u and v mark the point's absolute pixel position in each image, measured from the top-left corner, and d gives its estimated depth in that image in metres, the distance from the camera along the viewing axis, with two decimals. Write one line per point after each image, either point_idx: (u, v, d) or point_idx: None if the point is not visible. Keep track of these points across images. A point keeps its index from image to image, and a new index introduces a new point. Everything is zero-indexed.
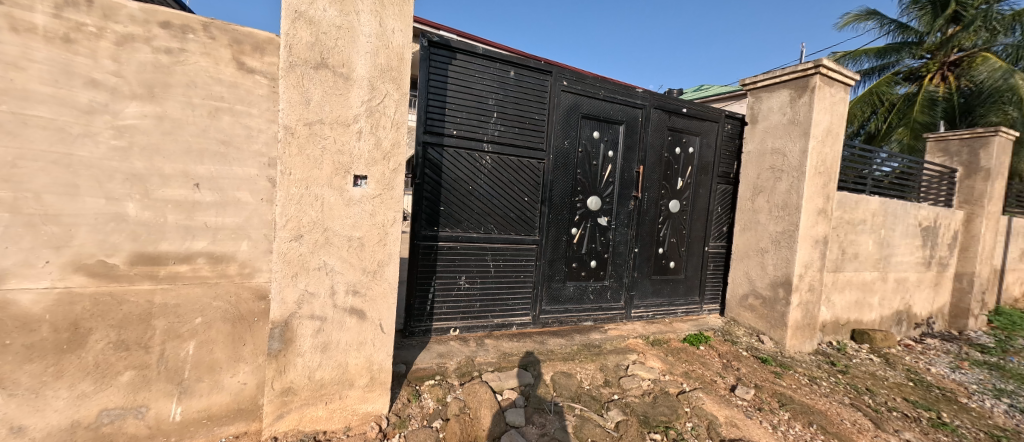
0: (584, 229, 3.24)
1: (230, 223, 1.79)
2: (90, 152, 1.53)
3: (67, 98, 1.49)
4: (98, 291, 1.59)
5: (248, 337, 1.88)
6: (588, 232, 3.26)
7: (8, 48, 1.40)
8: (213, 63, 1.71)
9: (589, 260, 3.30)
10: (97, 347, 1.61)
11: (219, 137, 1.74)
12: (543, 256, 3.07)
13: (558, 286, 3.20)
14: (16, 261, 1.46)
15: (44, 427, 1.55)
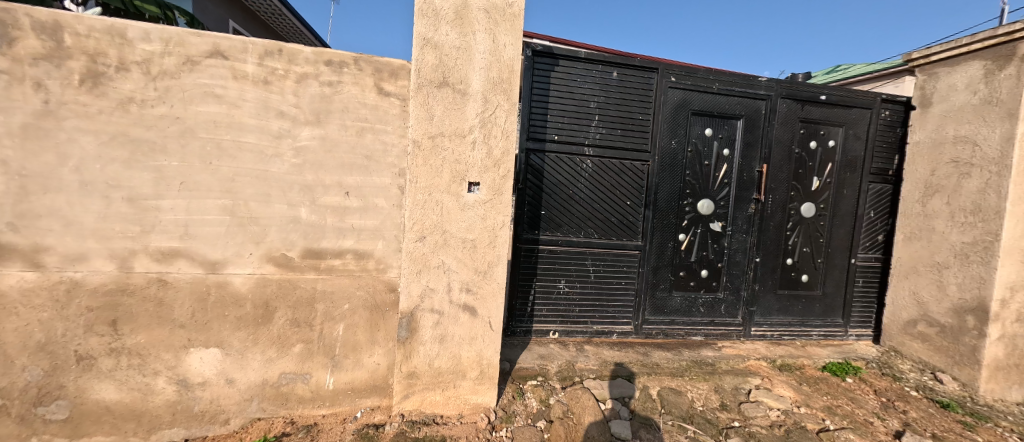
0: (693, 235, 2.99)
1: (371, 225, 2.10)
2: (277, 168, 1.96)
3: (265, 127, 1.93)
4: (280, 278, 2.01)
5: (383, 324, 2.16)
6: (698, 238, 3.00)
7: (231, 92, 1.88)
8: (361, 90, 2.04)
9: (700, 269, 3.03)
10: (279, 322, 2.03)
11: (364, 152, 2.06)
12: (646, 262, 2.92)
13: (663, 296, 3.00)
14: (232, 252, 1.94)
15: (247, 380, 2.02)
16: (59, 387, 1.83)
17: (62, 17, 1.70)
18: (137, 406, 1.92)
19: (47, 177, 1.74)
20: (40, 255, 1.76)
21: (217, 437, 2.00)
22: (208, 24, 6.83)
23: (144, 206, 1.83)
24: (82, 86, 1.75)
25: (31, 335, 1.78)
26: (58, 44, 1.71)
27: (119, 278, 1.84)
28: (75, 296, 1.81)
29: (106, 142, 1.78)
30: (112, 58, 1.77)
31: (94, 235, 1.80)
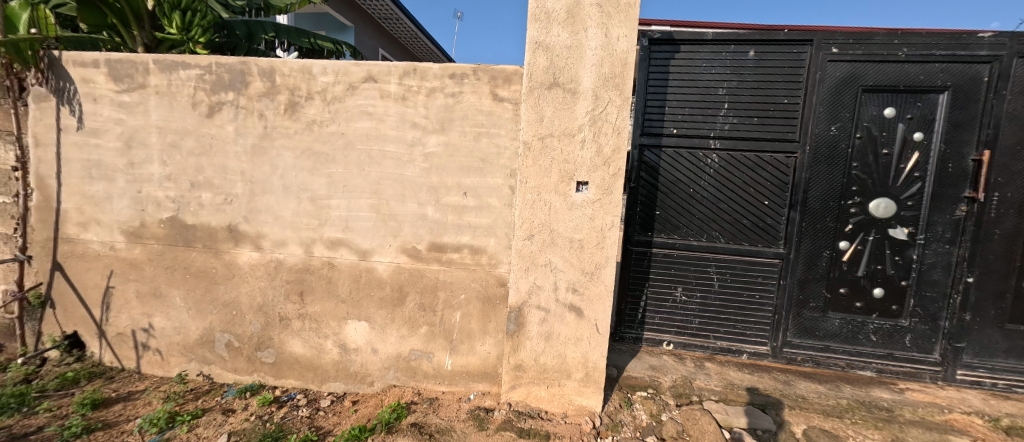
0: (860, 244, 2.40)
1: (485, 222, 2.26)
2: (410, 172, 2.27)
3: (402, 137, 2.26)
4: (411, 267, 2.32)
5: (494, 315, 2.31)
6: (868, 248, 2.40)
7: (378, 109, 2.25)
8: (479, 98, 2.21)
9: (870, 286, 2.42)
10: (410, 305, 2.35)
11: (480, 155, 2.24)
12: (788, 274, 2.48)
13: (813, 316, 2.49)
14: (377, 243, 2.32)
15: (386, 351, 2.40)
16: (269, 338, 2.48)
17: (274, 63, 2.29)
18: (313, 360, 2.46)
19: (264, 183, 2.37)
20: (260, 240, 2.41)
21: (365, 395, 2.43)
22: (365, 53, 8.39)
23: (320, 205, 2.34)
24: (285, 113, 2.31)
25: (254, 297, 2.46)
26: (271, 83, 2.30)
27: (304, 260, 2.39)
28: (279, 272, 2.42)
29: (298, 155, 2.33)
30: (302, 89, 2.29)
31: (289, 226, 2.37)
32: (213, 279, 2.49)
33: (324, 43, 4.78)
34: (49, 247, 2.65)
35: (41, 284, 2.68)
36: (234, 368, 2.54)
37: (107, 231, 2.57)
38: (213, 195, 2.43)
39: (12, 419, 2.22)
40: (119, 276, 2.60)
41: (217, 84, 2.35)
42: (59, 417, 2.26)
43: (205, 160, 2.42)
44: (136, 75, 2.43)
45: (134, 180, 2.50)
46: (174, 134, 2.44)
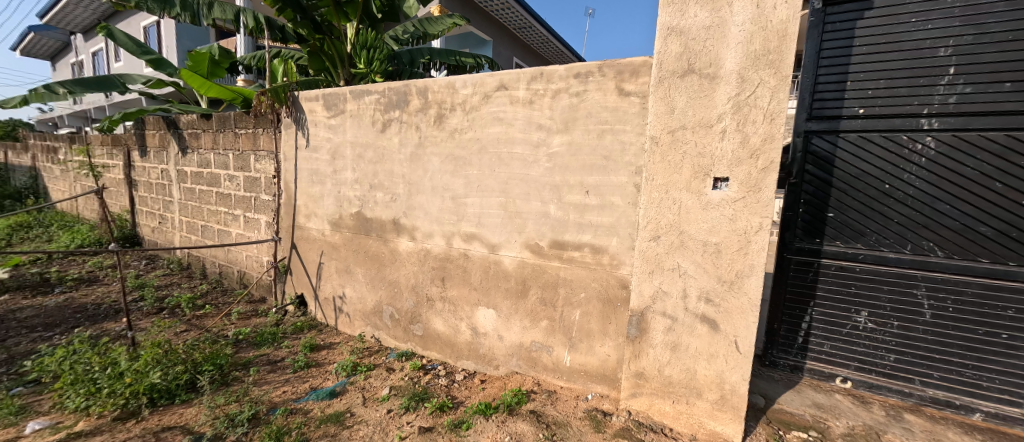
0: None
1: (607, 221, 2.20)
2: (535, 172, 2.37)
3: (528, 139, 2.37)
4: (534, 262, 2.43)
5: (614, 318, 2.24)
6: None
7: (508, 114, 2.41)
8: (603, 94, 2.15)
9: None
10: (532, 299, 2.46)
11: (604, 153, 2.18)
12: None
13: None
14: (504, 238, 2.50)
15: (510, 340, 2.57)
16: (419, 315, 2.93)
17: (427, 82, 2.67)
18: (451, 338, 2.80)
19: (418, 184, 2.80)
20: (414, 231, 2.85)
21: (492, 376, 2.65)
22: (501, 63, 9.00)
23: (458, 202, 2.64)
24: (434, 124, 2.68)
25: (409, 279, 2.93)
26: (424, 100, 2.70)
27: (445, 250, 2.73)
28: (427, 259, 2.82)
29: (443, 160, 2.67)
30: (447, 102, 2.61)
31: (435, 221, 2.75)
32: (383, 262, 3.06)
33: (465, 59, 5.71)
34: (290, 232, 3.69)
35: (287, 257, 3.78)
36: (395, 336, 3.08)
37: (321, 221, 3.43)
38: (383, 195, 2.99)
39: (270, 348, 3.17)
40: (326, 255, 3.44)
41: (388, 105, 2.88)
42: (292, 352, 3.11)
43: (379, 166, 3.00)
44: (339, 103, 3.17)
45: (336, 183, 3.27)
46: (360, 147, 3.09)
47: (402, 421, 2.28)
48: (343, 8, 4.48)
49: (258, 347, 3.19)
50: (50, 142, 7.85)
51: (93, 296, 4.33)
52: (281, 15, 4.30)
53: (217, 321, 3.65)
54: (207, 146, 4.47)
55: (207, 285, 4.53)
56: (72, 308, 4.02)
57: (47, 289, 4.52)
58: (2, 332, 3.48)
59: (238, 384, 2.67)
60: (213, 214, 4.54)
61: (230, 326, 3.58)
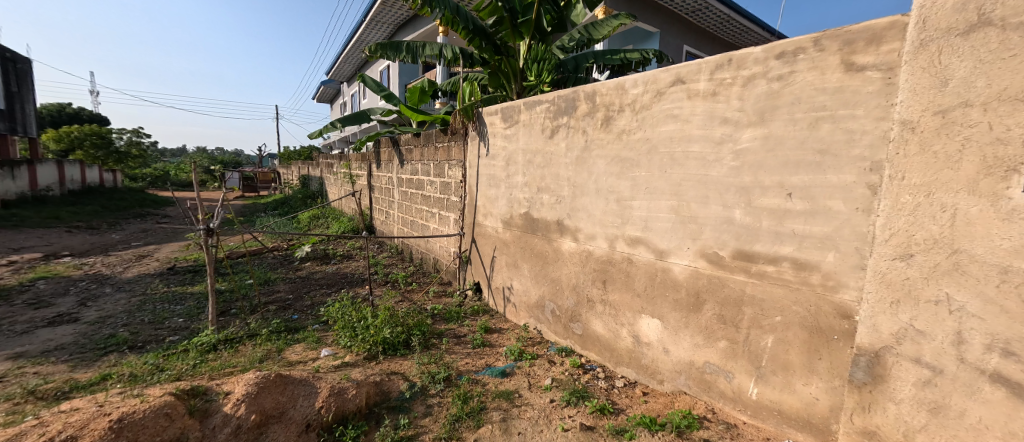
0: None
1: (818, 232, 1.79)
2: (718, 172, 2.08)
3: (710, 135, 2.10)
4: (712, 274, 2.15)
5: (826, 352, 1.81)
6: None
7: (685, 109, 2.19)
8: (820, 74, 1.74)
9: None
10: (708, 315, 2.18)
11: (818, 146, 1.77)
12: None
13: None
14: (675, 244, 2.29)
15: (678, 356, 2.34)
16: (579, 314, 2.93)
17: (595, 86, 2.65)
18: (612, 343, 2.71)
19: (583, 187, 2.81)
20: (577, 233, 2.87)
21: (656, 391, 2.46)
22: (670, 54, 8.29)
23: (623, 205, 2.54)
24: (601, 127, 2.64)
25: (570, 279, 2.96)
26: (592, 104, 2.69)
27: (607, 253, 2.66)
28: (589, 261, 2.80)
29: (609, 162, 2.61)
30: (616, 104, 2.54)
31: (599, 223, 2.71)
32: (546, 260, 3.19)
33: (633, 55, 5.44)
34: (472, 228, 4.21)
35: (468, 249, 4.32)
36: (555, 331, 3.17)
37: (495, 220, 3.80)
38: (549, 197, 3.11)
39: (456, 324, 3.65)
40: (499, 250, 3.79)
41: (557, 112, 2.99)
42: (472, 331, 3.49)
43: (546, 171, 3.13)
44: (514, 114, 3.46)
45: (509, 186, 3.57)
46: (530, 153, 3.29)
47: (564, 413, 2.33)
48: (518, 27, 4.82)
49: (448, 322, 3.71)
50: (329, 159, 10.99)
51: (348, 267, 5.84)
52: (470, 46, 5.02)
53: (420, 296, 4.43)
54: (415, 157, 5.51)
55: (413, 267, 5.56)
56: (338, 274, 5.53)
57: (325, 260, 6.32)
58: (306, 286, 5.06)
59: (436, 348, 3.16)
60: (418, 211, 5.56)
61: (429, 301, 4.28)
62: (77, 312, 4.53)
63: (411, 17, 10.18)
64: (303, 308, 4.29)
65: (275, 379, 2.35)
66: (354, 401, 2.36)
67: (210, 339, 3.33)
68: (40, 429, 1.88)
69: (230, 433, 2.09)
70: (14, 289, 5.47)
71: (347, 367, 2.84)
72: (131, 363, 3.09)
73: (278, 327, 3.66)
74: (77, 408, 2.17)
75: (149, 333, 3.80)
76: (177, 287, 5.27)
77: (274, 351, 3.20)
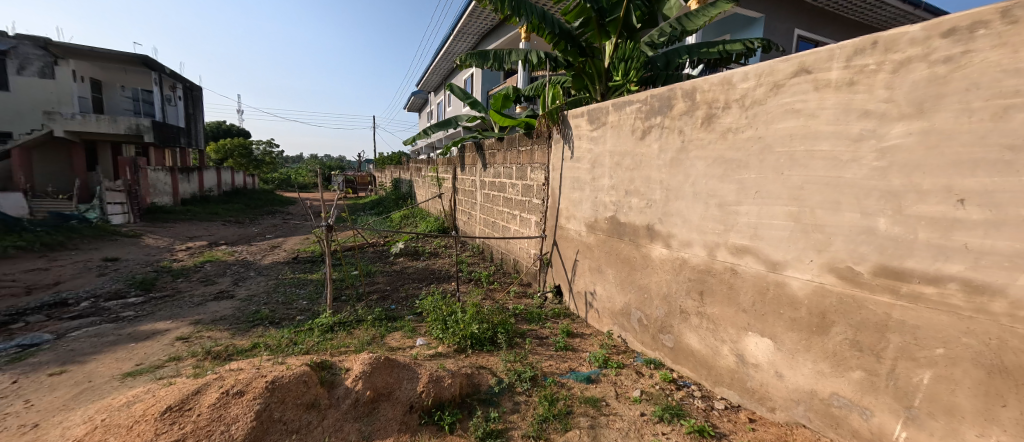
0: None
1: (1003, 248, 1.46)
2: (855, 173, 1.81)
3: (845, 131, 1.83)
4: (844, 292, 1.87)
5: (1011, 397, 1.47)
6: None
7: (810, 103, 1.94)
8: (1010, 52, 1.42)
9: None
10: (837, 339, 1.91)
11: (1004, 141, 1.45)
12: None
13: None
14: (794, 256, 2.03)
15: (795, 383, 2.08)
16: (670, 325, 2.75)
17: (695, 82, 2.47)
18: (709, 360, 2.50)
19: (678, 190, 2.64)
20: (670, 239, 2.70)
21: (765, 419, 2.21)
22: (777, 41, 7.40)
23: (728, 210, 2.33)
24: (702, 126, 2.46)
25: (661, 287, 2.80)
26: (691, 102, 2.51)
27: (707, 262, 2.46)
28: (683, 269, 2.62)
29: (709, 164, 2.42)
30: (720, 101, 2.34)
31: (696, 229, 2.52)
32: (634, 266, 3.05)
33: (733, 46, 4.98)
34: (554, 230, 4.20)
35: (549, 251, 4.32)
36: (642, 341, 3.01)
37: (578, 223, 3.74)
38: (639, 201, 2.97)
39: (538, 325, 3.67)
40: (581, 253, 3.72)
41: (650, 112, 2.85)
42: (553, 334, 3.49)
43: (636, 173, 3.00)
44: (602, 115, 3.38)
45: (594, 189, 3.49)
46: (619, 155, 3.19)
47: (657, 429, 2.22)
48: (605, 27, 4.70)
49: (529, 323, 3.74)
50: (417, 163, 11.78)
51: (435, 264, 6.21)
52: (555, 50, 5.02)
53: (501, 295, 4.54)
54: (498, 161, 5.66)
55: (494, 267, 5.71)
56: (427, 270, 5.90)
57: (416, 256, 6.79)
58: (401, 279, 5.49)
59: (520, 347, 3.21)
60: (499, 213, 5.70)
61: (509, 301, 4.36)
62: (231, 290, 5.48)
63: (495, 25, 10.50)
64: (399, 299, 4.66)
65: (385, 361, 2.58)
66: (449, 390, 2.49)
67: (328, 321, 3.78)
68: (219, 382, 2.35)
69: (350, 405, 2.36)
70: (190, 269, 6.82)
71: (440, 357, 3.03)
72: (273, 335, 3.66)
73: (380, 314, 4.01)
74: (237, 370, 2.65)
75: (283, 311, 4.44)
76: (304, 274, 6.10)
77: (378, 336, 3.52)
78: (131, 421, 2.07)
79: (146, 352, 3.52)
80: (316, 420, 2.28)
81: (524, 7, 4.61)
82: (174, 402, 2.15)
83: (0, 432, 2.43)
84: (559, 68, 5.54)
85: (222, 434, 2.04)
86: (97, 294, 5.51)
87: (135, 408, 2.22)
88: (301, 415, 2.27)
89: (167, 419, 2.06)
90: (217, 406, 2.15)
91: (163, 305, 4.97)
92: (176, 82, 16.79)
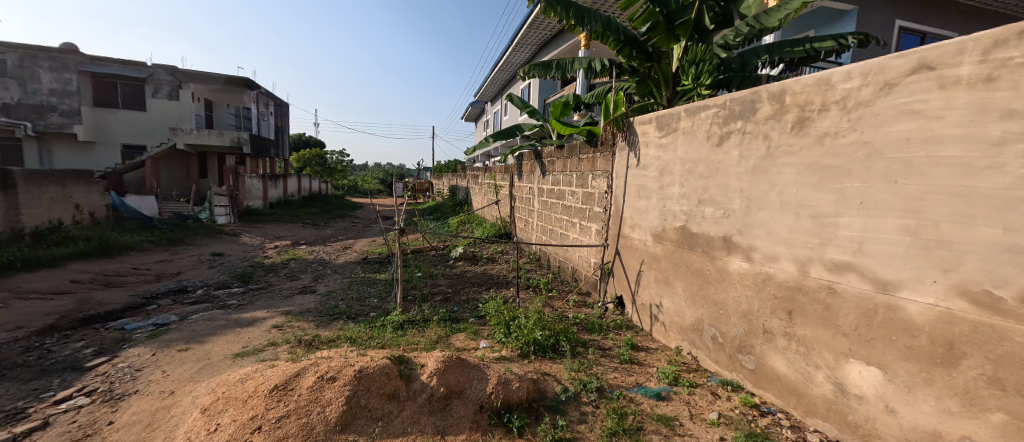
0: None
1: None
2: (994, 183, 1.57)
3: (979, 135, 1.60)
4: (979, 320, 1.61)
5: None
6: None
7: (933, 103, 1.72)
8: None
9: None
10: (970, 374, 1.64)
11: None
12: None
13: None
14: (911, 275, 1.80)
15: (912, 421, 1.82)
16: (751, 346, 2.55)
17: (786, 84, 2.29)
18: (800, 387, 2.27)
19: (762, 199, 2.45)
20: (752, 252, 2.52)
21: None
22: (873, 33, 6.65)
23: (825, 222, 2.12)
24: (792, 131, 2.27)
25: (740, 304, 2.61)
26: (780, 105, 2.33)
27: (798, 278, 2.25)
28: (767, 285, 2.42)
29: (802, 172, 2.23)
30: (816, 103, 2.15)
31: (784, 242, 2.32)
32: (707, 280, 2.88)
33: (823, 44, 4.53)
34: (616, 239, 4.08)
35: (611, 260, 4.20)
36: (716, 360, 2.81)
37: (644, 233, 3.61)
38: (715, 210, 2.80)
39: (599, 336, 3.58)
40: (647, 264, 3.58)
41: (729, 117, 2.69)
42: (617, 346, 3.38)
43: (711, 181, 2.84)
44: (672, 121, 3.25)
45: (663, 198, 3.35)
46: (691, 162, 3.04)
47: None
48: (674, 30, 4.48)
49: (590, 333, 3.66)
50: (476, 171, 12.09)
51: (493, 269, 6.31)
52: (619, 56, 4.90)
53: (560, 303, 4.49)
54: (558, 169, 5.63)
55: (551, 274, 5.67)
56: (486, 275, 6.01)
57: (474, 261, 6.96)
58: (463, 283, 5.64)
59: (583, 357, 3.15)
60: (558, 221, 5.66)
61: (569, 310, 4.31)
62: (313, 285, 6.00)
63: (554, 35, 10.56)
64: (461, 302, 4.80)
65: (457, 360, 2.67)
66: (517, 393, 2.51)
67: (398, 319, 3.98)
68: (314, 368, 2.59)
69: (426, 399, 2.46)
70: (279, 266, 7.56)
71: (505, 361, 3.09)
72: (351, 329, 3.94)
73: (444, 315, 4.16)
74: (327, 358, 2.91)
75: (358, 307, 4.77)
76: (374, 274, 6.51)
77: (443, 336, 3.65)
78: (246, 395, 2.40)
79: (250, 336, 3.96)
80: (396, 410, 2.40)
81: (588, 16, 4.59)
82: (280, 382, 2.42)
83: (147, 395, 2.93)
84: (624, 74, 5.41)
85: (318, 414, 2.25)
86: (208, 284, 6.32)
87: (248, 384, 2.56)
88: (384, 404, 2.40)
89: (274, 396, 2.34)
90: (314, 388, 2.38)
91: (259, 296, 5.57)
92: (270, 99, 18.84)
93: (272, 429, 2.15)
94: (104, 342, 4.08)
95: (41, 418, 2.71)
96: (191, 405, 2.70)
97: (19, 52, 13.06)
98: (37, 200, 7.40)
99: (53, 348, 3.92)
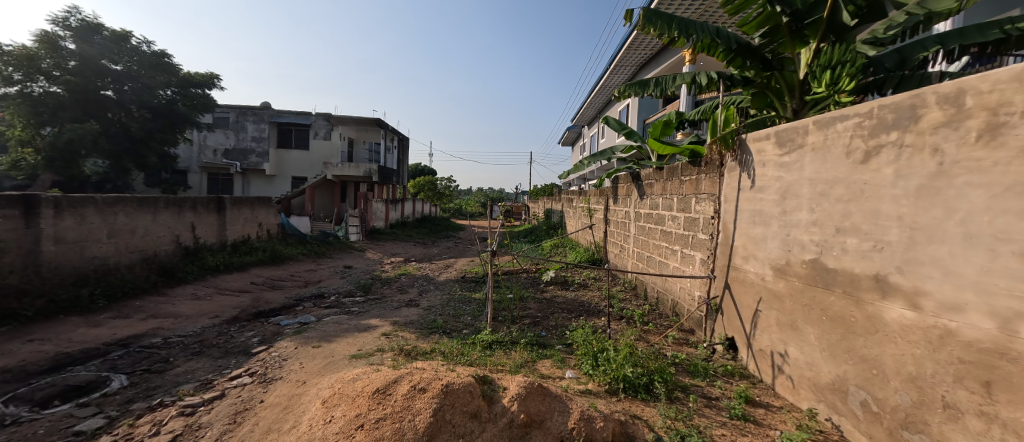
0: None
1: None
2: None
3: None
4: None
5: None
6: None
7: None
8: None
9: None
10: None
11: None
12: None
13: None
14: None
15: None
16: (923, 423, 1.96)
17: (966, 82, 1.80)
18: None
19: (933, 230, 1.91)
20: (919, 298, 1.96)
21: None
22: None
23: None
24: (978, 142, 1.75)
25: (904, 364, 2.04)
26: (957, 109, 1.83)
27: (999, 339, 1.66)
28: (947, 344, 1.85)
29: (998, 194, 1.68)
30: (1017, 104, 1.63)
31: (969, 287, 1.77)
32: (852, 329, 2.32)
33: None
34: (726, 271, 3.59)
35: (720, 295, 3.70)
36: (869, 434, 2.22)
37: (761, 265, 3.11)
38: (860, 241, 2.28)
39: (704, 381, 3.12)
40: (766, 303, 3.05)
41: (877, 127, 2.20)
42: (727, 396, 2.91)
43: (854, 206, 2.32)
44: (797, 137, 2.79)
45: (786, 225, 2.85)
46: (825, 183, 2.54)
47: None
48: (802, 31, 3.93)
49: (692, 377, 3.22)
50: (570, 195, 11.98)
51: (585, 296, 6.04)
52: (730, 67, 4.46)
53: (658, 339, 4.06)
54: (657, 192, 5.26)
55: (648, 306, 5.22)
56: (577, 302, 5.77)
57: (566, 286, 6.76)
58: (553, 308, 5.49)
59: (681, 404, 2.76)
60: (657, 247, 5.23)
61: (667, 347, 3.88)
62: (417, 299, 6.39)
63: (653, 53, 10.23)
64: (550, 327, 4.65)
65: (538, 388, 2.55)
66: (601, 433, 2.29)
67: (489, 338, 4.00)
68: (407, 377, 2.66)
69: (506, 424, 2.36)
70: (391, 279, 8.30)
71: (591, 395, 2.86)
72: (445, 343, 4.06)
73: (532, 339, 4.07)
74: (421, 368, 2.99)
75: (454, 323, 4.92)
76: (470, 292, 6.72)
77: (530, 360, 3.54)
78: (355, 393, 2.57)
79: (364, 341, 4.32)
80: (478, 430, 2.33)
81: (694, 27, 4.28)
82: (381, 386, 2.54)
83: (286, 382, 3.33)
84: (736, 87, 4.90)
85: (409, 421, 2.27)
86: (339, 291, 7.15)
87: (358, 383, 2.74)
88: (466, 422, 2.35)
89: (375, 398, 2.45)
90: (407, 396, 2.43)
91: (375, 305, 6.10)
92: (395, 135, 21.45)
93: (371, 429, 2.24)
94: (266, 333, 4.81)
95: (220, 390, 3.26)
96: (316, 395, 2.95)
97: (236, 110, 16.74)
98: (236, 219, 9.11)
99: (234, 335, 4.75)
